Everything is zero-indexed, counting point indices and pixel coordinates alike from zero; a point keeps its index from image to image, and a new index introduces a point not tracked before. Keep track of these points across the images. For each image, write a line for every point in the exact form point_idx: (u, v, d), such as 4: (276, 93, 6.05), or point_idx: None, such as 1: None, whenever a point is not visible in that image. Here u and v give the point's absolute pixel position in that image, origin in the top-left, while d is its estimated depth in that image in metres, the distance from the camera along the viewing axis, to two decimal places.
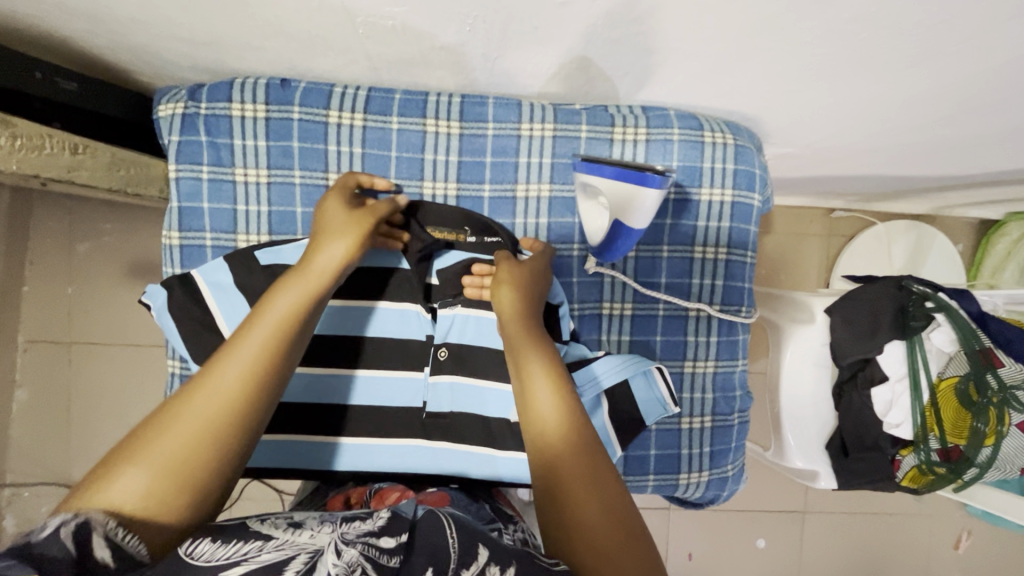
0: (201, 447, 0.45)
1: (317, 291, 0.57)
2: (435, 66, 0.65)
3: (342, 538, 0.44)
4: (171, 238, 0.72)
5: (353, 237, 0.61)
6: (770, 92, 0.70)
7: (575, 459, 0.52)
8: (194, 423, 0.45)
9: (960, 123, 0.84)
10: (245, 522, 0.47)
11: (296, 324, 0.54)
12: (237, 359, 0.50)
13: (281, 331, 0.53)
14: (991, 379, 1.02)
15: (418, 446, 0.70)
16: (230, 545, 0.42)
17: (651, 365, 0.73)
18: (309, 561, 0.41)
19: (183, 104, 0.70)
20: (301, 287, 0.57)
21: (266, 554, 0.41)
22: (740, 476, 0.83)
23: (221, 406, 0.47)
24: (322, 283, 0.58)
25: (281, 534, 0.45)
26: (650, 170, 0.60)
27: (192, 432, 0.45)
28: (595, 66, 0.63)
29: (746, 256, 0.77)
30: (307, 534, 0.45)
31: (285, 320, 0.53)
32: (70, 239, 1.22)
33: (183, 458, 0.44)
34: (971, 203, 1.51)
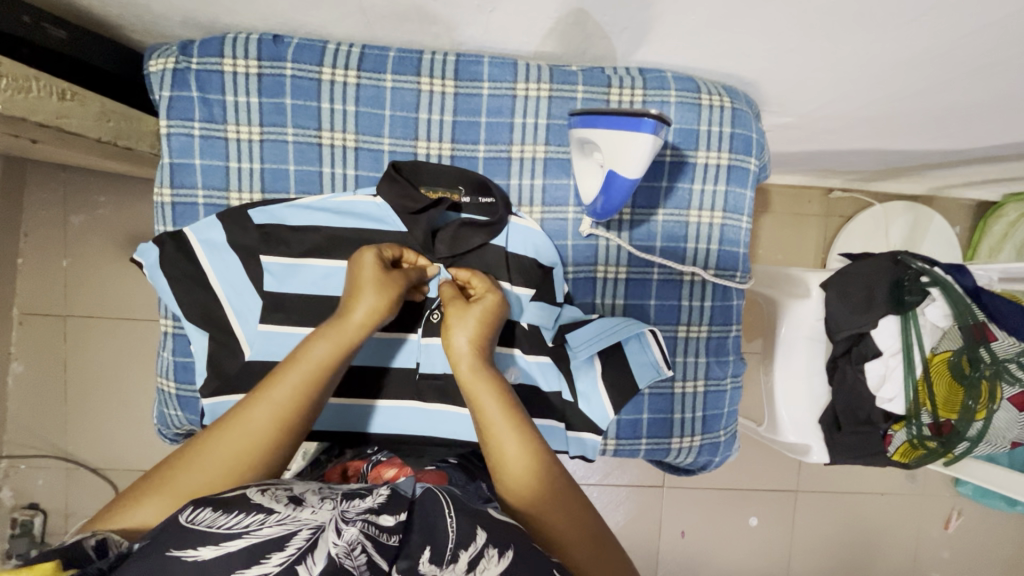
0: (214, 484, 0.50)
1: (346, 347, 0.58)
2: (429, 21, 0.64)
3: (343, 516, 0.44)
4: (163, 194, 0.71)
5: (380, 295, 0.61)
6: (768, 55, 0.70)
7: (539, 488, 0.54)
8: (224, 459, 0.51)
9: (960, 94, 0.83)
10: (247, 491, 0.46)
11: (317, 385, 0.56)
12: (266, 409, 0.53)
13: (304, 389, 0.55)
14: (984, 353, 1.02)
15: (414, 407, 0.73)
16: (231, 519, 0.42)
17: (646, 328, 0.72)
18: (310, 539, 0.41)
19: (174, 59, 0.68)
20: (331, 338, 0.58)
21: (267, 529, 0.41)
22: (732, 442, 0.83)
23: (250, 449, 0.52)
24: (353, 338, 0.59)
25: (283, 509, 0.44)
26: (645, 114, 0.59)
27: (225, 467, 0.51)
28: (591, 20, 0.62)
29: (741, 221, 0.77)
30: (308, 511, 0.44)
31: (311, 379, 0.56)
32: (64, 209, 1.20)
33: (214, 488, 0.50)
34: (969, 183, 1.50)
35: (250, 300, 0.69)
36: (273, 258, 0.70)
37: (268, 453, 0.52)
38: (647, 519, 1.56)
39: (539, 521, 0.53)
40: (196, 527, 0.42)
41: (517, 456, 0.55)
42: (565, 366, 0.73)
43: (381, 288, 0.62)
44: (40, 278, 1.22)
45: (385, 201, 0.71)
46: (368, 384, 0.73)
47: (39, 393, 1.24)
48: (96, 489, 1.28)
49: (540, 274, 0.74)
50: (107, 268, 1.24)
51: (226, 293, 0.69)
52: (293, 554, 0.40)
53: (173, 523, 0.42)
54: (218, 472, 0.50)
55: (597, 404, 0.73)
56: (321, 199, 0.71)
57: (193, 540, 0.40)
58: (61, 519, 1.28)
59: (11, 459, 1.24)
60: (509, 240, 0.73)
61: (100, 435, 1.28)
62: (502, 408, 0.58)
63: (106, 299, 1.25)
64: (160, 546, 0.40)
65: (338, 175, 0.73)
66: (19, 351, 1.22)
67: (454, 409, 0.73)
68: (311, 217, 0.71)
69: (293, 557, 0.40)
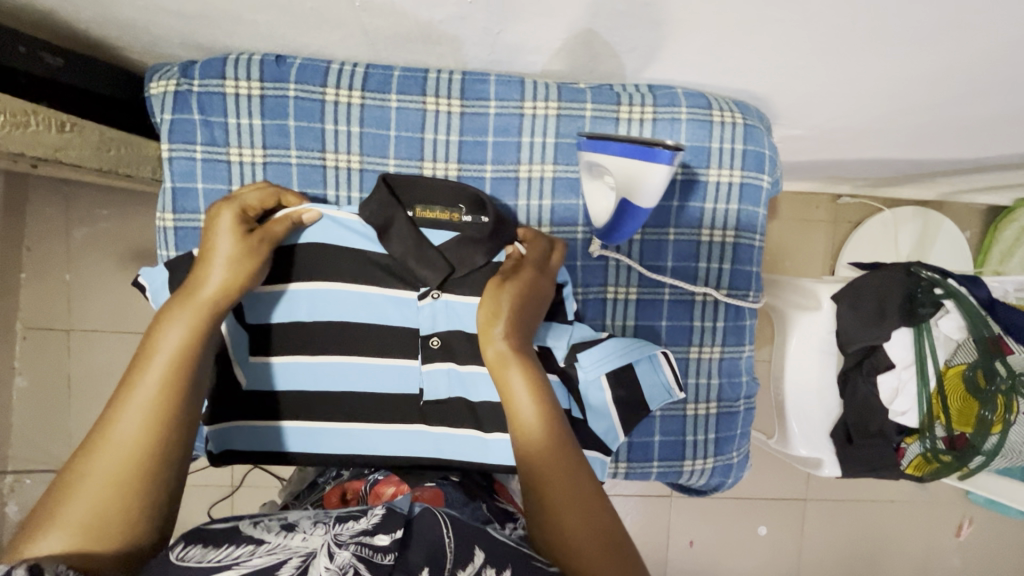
0: (113, 491, 0.43)
1: (205, 312, 0.55)
2: (434, 42, 0.63)
3: (336, 539, 0.43)
4: (164, 219, 0.70)
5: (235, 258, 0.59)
6: (782, 71, 0.68)
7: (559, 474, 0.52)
8: (113, 461, 0.44)
9: (978, 104, 0.81)
10: (238, 526, 0.47)
11: (191, 353, 0.52)
12: (134, 400, 0.47)
13: (186, 359, 0.51)
14: (1000, 366, 1.01)
15: (418, 431, 0.69)
16: (222, 552, 0.42)
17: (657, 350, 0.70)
18: (301, 565, 0.40)
19: (175, 81, 0.67)
20: (187, 312, 0.54)
21: (258, 559, 0.41)
22: (744, 462, 0.82)
23: (135, 445, 0.45)
24: (212, 301, 0.56)
25: (274, 538, 0.44)
26: (659, 144, 0.57)
27: (124, 456, 0.45)
28: (601, 41, 0.61)
29: (755, 239, 0.75)
30: (300, 538, 0.44)
31: (180, 350, 0.51)
32: (66, 223, 1.20)
33: (103, 503, 0.43)
34: (980, 189, 1.48)
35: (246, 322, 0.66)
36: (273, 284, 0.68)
37: (154, 447, 0.46)
38: (656, 529, 1.54)
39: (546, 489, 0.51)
40: (185, 563, 0.41)
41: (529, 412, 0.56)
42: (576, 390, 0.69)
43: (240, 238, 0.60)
44: (43, 292, 1.21)
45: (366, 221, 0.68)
46: (368, 410, 0.68)
47: (44, 409, 1.22)
48: None
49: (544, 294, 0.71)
50: (109, 282, 1.23)
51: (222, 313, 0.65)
52: None
53: (160, 561, 0.41)
54: (106, 476, 0.44)
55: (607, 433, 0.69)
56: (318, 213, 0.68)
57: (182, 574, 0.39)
58: None
59: (15, 475, 1.21)
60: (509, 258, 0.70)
61: None
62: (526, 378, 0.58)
63: (109, 316, 1.24)
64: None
65: (341, 198, 0.72)
66: (23, 366, 1.20)
67: (459, 431, 0.69)
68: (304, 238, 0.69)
69: None
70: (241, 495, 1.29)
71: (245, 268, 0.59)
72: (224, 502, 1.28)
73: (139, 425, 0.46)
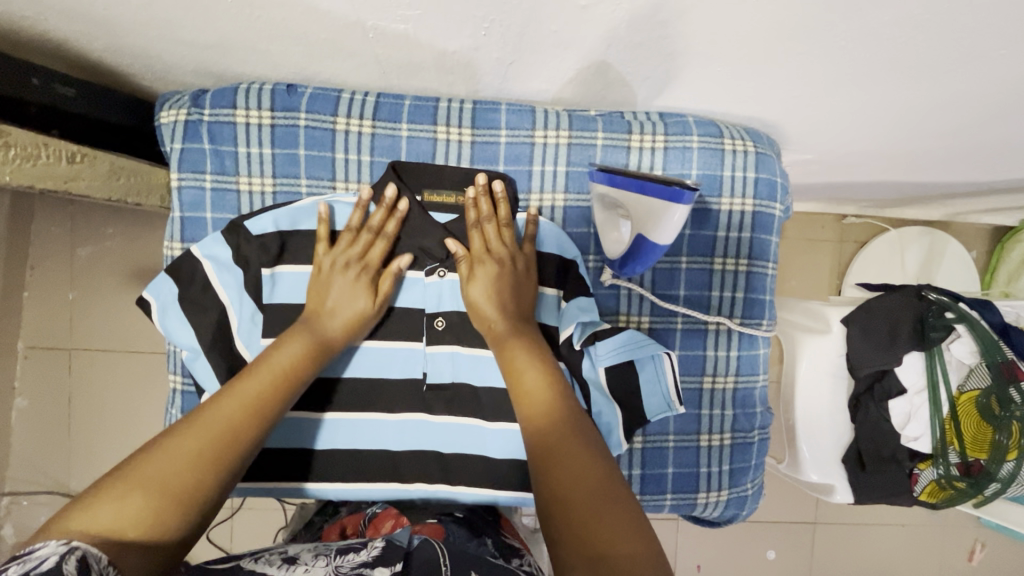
0: (186, 474, 0.46)
1: (316, 353, 0.60)
2: (446, 71, 0.62)
3: (336, 572, 0.45)
4: (173, 248, 0.69)
5: (358, 298, 0.64)
6: (791, 101, 0.68)
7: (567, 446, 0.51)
8: (194, 446, 0.48)
9: (986, 131, 0.81)
10: (241, 560, 0.48)
11: (287, 386, 0.57)
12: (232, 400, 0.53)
13: (254, 409, 0.53)
14: (1014, 393, 0.99)
15: (419, 420, 0.69)
16: None
17: (661, 351, 0.68)
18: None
19: (186, 110, 0.67)
20: (303, 342, 0.60)
21: None
22: (759, 493, 0.80)
23: (216, 437, 0.50)
24: (324, 339, 0.62)
25: (276, 571, 0.45)
26: (682, 184, 0.57)
27: (207, 442, 0.49)
28: (614, 72, 0.61)
29: (768, 267, 0.75)
30: (302, 570, 0.46)
31: (281, 379, 0.57)
32: (71, 242, 1.19)
33: (177, 479, 0.46)
34: (987, 210, 1.48)
35: (252, 314, 0.66)
36: (287, 269, 0.68)
37: (231, 450, 0.50)
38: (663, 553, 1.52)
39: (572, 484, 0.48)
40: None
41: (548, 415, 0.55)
42: (580, 375, 0.68)
43: (325, 331, 0.62)
44: (47, 311, 1.20)
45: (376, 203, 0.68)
46: (379, 433, 0.69)
47: (45, 429, 1.20)
48: None
49: (559, 272, 0.70)
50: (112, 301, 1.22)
51: (231, 300, 0.66)
52: None
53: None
54: (187, 456, 0.47)
55: (608, 432, 0.68)
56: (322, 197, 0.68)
57: None
58: None
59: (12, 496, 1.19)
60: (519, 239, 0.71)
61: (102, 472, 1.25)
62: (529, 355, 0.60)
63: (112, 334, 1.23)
64: None
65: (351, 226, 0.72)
66: (23, 385, 1.19)
67: (463, 420, 0.69)
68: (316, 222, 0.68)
69: None
70: (241, 519, 1.27)
71: (360, 310, 0.64)
72: (225, 526, 1.26)
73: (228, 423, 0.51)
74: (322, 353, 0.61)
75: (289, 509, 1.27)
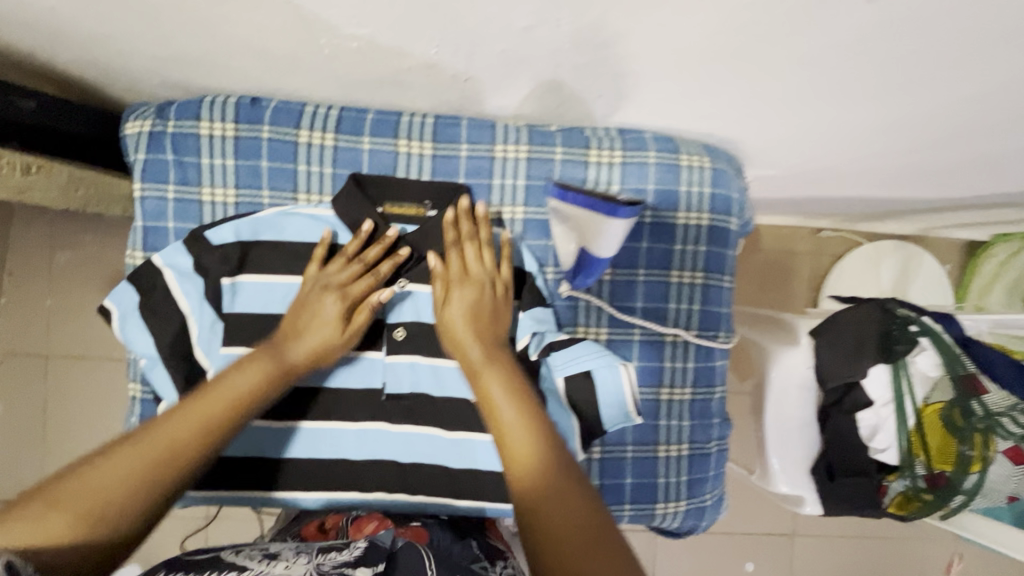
0: (117, 490, 0.47)
1: (272, 380, 0.60)
2: (406, 87, 0.64)
3: (318, 569, 0.44)
4: (134, 257, 0.70)
5: (323, 330, 0.64)
6: (744, 119, 0.70)
7: (533, 482, 0.51)
8: (131, 466, 0.48)
9: (940, 150, 0.84)
10: (220, 553, 0.49)
11: (236, 410, 0.57)
12: (178, 420, 0.53)
13: (200, 430, 0.53)
14: (976, 405, 1.02)
15: (379, 429, 0.69)
16: None
17: (620, 363, 0.69)
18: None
19: (150, 122, 0.68)
20: (258, 368, 0.60)
21: None
22: (719, 504, 0.81)
23: (157, 457, 0.50)
24: (281, 369, 0.61)
25: (256, 565, 0.45)
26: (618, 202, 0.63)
27: (146, 460, 0.49)
28: (567, 90, 0.63)
29: (724, 280, 0.76)
30: (282, 566, 0.45)
31: (233, 405, 0.57)
32: (50, 249, 1.20)
33: (107, 497, 0.46)
34: (957, 225, 1.51)
35: (211, 323, 0.67)
36: (249, 277, 0.68)
37: (169, 470, 0.50)
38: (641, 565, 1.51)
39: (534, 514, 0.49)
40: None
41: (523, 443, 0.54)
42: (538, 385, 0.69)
43: (284, 361, 0.62)
44: (24, 317, 1.20)
45: (338, 213, 0.69)
46: (338, 442, 0.69)
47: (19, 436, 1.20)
48: None
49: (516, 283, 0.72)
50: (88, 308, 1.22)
51: (191, 309, 0.67)
52: None
53: None
54: (123, 475, 0.48)
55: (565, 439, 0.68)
56: (284, 208, 0.70)
57: None
58: None
59: None
60: None
61: None
62: (504, 385, 0.59)
63: (87, 342, 1.23)
64: None
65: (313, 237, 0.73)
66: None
67: (423, 429, 0.70)
68: (279, 233, 0.69)
69: None
70: (215, 529, 1.26)
71: (322, 343, 0.64)
72: (198, 535, 1.25)
73: (171, 443, 0.51)
74: (277, 383, 0.61)
75: (263, 519, 1.27)
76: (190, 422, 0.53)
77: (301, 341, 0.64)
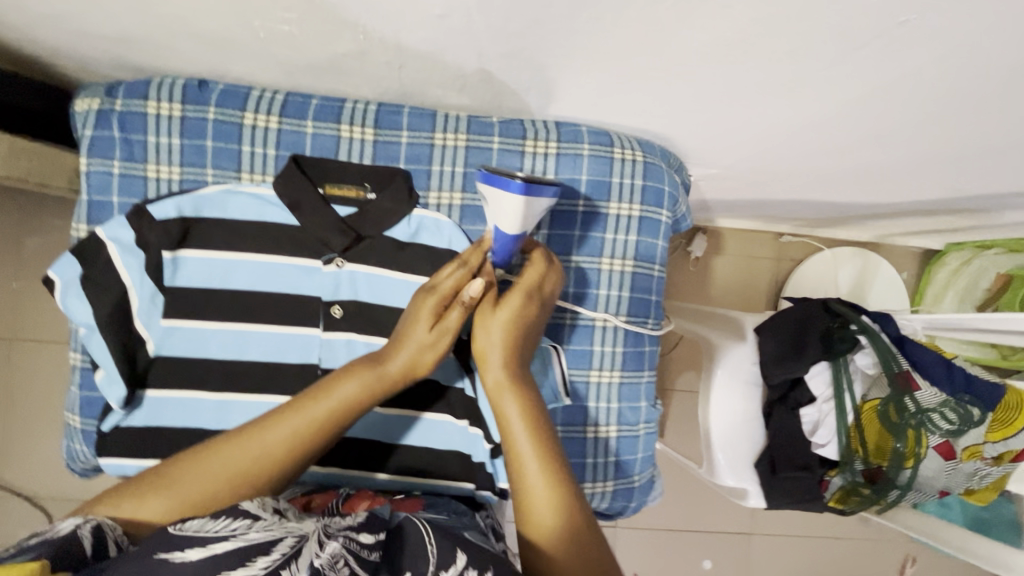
0: (216, 490, 0.51)
1: (375, 391, 0.60)
2: (344, 73, 0.67)
3: (326, 530, 0.45)
4: (79, 229, 0.72)
5: (420, 340, 0.64)
6: (672, 115, 0.74)
7: (561, 525, 0.54)
8: (226, 469, 0.52)
9: (868, 154, 0.88)
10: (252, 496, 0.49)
11: (330, 425, 0.57)
12: (279, 429, 0.55)
13: (294, 441, 0.55)
14: (910, 402, 1.03)
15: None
16: (219, 523, 0.43)
17: (548, 345, 0.74)
18: (294, 546, 0.42)
19: (99, 100, 0.71)
20: (363, 377, 0.60)
21: (255, 533, 0.43)
22: (648, 487, 0.83)
23: (251, 461, 0.53)
24: (387, 382, 0.61)
25: (268, 516, 0.46)
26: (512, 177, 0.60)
27: (239, 466, 0.53)
28: (497, 80, 0.66)
29: (653, 269, 0.80)
30: (294, 521, 0.46)
31: (324, 419, 0.57)
32: (18, 232, 1.21)
33: (206, 492, 0.51)
34: (911, 232, 1.55)
35: (152, 295, 0.70)
36: (192, 253, 0.71)
37: (261, 475, 0.53)
38: None
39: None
40: (185, 533, 0.42)
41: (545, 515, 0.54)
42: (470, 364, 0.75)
43: (385, 369, 0.62)
44: None
45: (279, 194, 0.72)
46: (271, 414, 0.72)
47: None
48: (28, 519, 1.25)
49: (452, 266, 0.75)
50: None
51: (133, 282, 0.69)
52: (278, 558, 0.41)
53: (162, 530, 0.43)
54: (219, 477, 0.52)
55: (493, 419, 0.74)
56: (227, 187, 0.72)
57: (182, 542, 0.41)
58: None
59: None
60: (417, 234, 0.75)
61: (33, 462, 1.25)
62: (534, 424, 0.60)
63: (50, 324, 1.24)
64: (145, 551, 0.41)
65: None
66: None
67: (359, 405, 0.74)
68: (222, 211, 0.72)
69: (277, 562, 0.41)
70: None
71: (423, 355, 0.64)
72: None
73: (271, 449, 0.54)
74: (381, 393, 0.61)
75: None
76: (287, 433, 0.55)
77: (401, 350, 0.64)
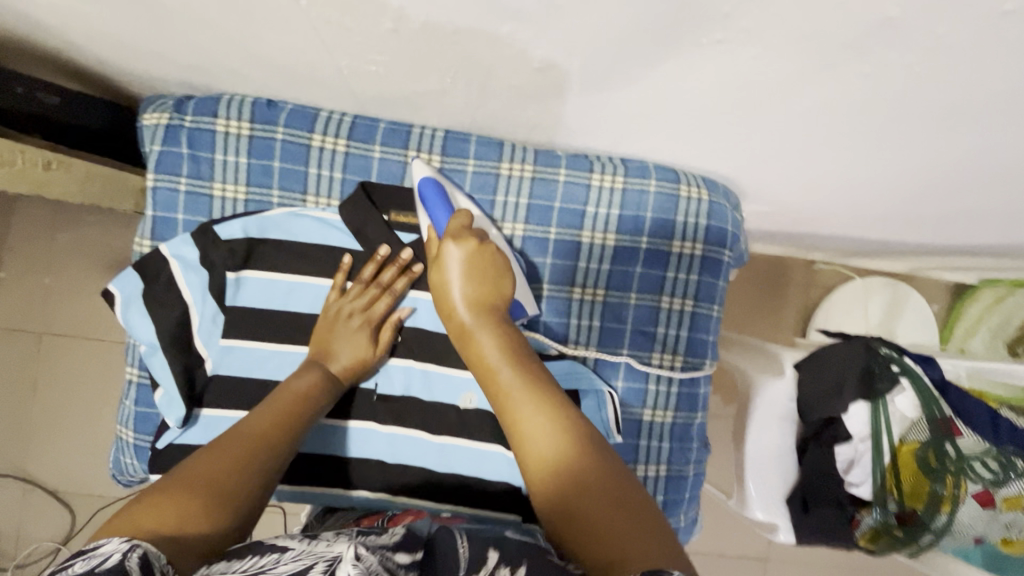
0: (202, 481, 0.47)
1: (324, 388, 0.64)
2: (418, 105, 0.66)
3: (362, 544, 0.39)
4: (142, 244, 0.72)
5: (361, 348, 0.69)
6: (741, 163, 0.73)
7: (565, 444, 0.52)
8: (207, 465, 0.49)
9: (929, 204, 0.87)
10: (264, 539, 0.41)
11: (293, 416, 0.59)
12: (240, 427, 0.55)
13: (266, 433, 0.55)
14: (950, 448, 1.04)
15: (361, 428, 0.72)
16: (246, 563, 0.37)
17: (604, 387, 0.73)
18: (328, 568, 0.35)
19: (168, 115, 0.70)
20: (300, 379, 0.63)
21: (283, 566, 0.36)
22: (692, 526, 0.83)
23: (229, 456, 0.50)
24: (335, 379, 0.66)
25: (297, 544, 0.40)
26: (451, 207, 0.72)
27: (216, 459, 0.49)
28: (573, 121, 0.65)
29: (713, 310, 0.79)
30: (324, 544, 0.40)
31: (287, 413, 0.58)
32: (53, 227, 1.21)
33: (199, 482, 0.47)
34: (948, 267, 1.53)
35: (213, 315, 0.69)
36: (255, 274, 0.70)
37: (244, 464, 0.50)
38: None
39: (573, 523, 0.47)
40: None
41: (563, 467, 0.50)
42: None
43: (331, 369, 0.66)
44: (22, 292, 1.21)
45: (344, 219, 0.72)
46: (325, 439, 0.71)
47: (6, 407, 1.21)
48: (51, 512, 1.25)
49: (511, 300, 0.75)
50: (85, 287, 1.23)
51: (194, 300, 0.69)
52: None
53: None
54: (204, 473, 0.47)
55: None
56: (292, 210, 0.72)
57: None
58: (10, 543, 1.24)
59: None
60: None
61: (58, 456, 1.25)
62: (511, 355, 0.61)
63: (80, 321, 1.23)
64: None
65: None
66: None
67: (412, 432, 0.72)
68: (285, 233, 0.71)
69: None
70: None
71: (365, 358, 0.69)
72: None
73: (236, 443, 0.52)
74: (330, 391, 0.64)
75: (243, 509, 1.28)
76: (256, 425, 0.55)
77: (343, 355, 0.68)
